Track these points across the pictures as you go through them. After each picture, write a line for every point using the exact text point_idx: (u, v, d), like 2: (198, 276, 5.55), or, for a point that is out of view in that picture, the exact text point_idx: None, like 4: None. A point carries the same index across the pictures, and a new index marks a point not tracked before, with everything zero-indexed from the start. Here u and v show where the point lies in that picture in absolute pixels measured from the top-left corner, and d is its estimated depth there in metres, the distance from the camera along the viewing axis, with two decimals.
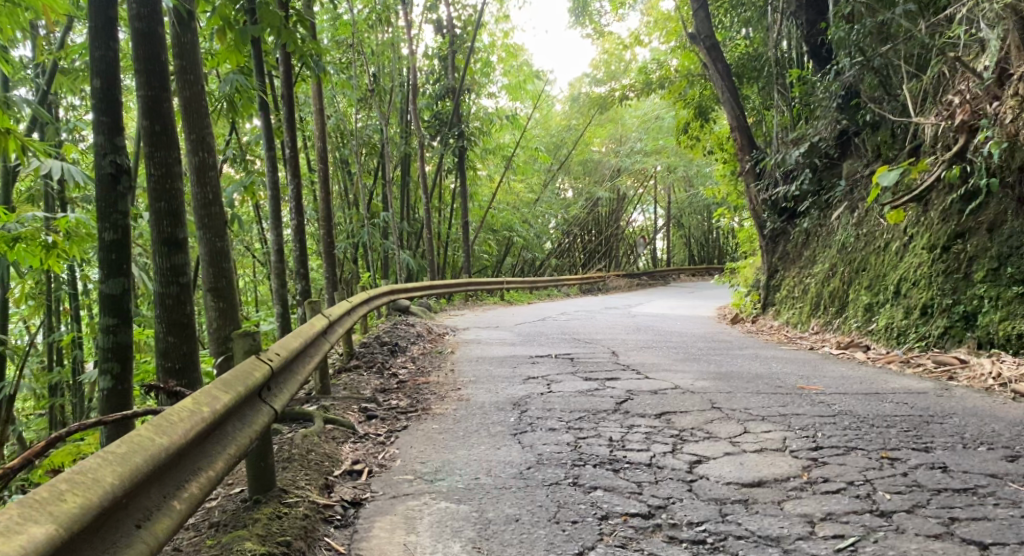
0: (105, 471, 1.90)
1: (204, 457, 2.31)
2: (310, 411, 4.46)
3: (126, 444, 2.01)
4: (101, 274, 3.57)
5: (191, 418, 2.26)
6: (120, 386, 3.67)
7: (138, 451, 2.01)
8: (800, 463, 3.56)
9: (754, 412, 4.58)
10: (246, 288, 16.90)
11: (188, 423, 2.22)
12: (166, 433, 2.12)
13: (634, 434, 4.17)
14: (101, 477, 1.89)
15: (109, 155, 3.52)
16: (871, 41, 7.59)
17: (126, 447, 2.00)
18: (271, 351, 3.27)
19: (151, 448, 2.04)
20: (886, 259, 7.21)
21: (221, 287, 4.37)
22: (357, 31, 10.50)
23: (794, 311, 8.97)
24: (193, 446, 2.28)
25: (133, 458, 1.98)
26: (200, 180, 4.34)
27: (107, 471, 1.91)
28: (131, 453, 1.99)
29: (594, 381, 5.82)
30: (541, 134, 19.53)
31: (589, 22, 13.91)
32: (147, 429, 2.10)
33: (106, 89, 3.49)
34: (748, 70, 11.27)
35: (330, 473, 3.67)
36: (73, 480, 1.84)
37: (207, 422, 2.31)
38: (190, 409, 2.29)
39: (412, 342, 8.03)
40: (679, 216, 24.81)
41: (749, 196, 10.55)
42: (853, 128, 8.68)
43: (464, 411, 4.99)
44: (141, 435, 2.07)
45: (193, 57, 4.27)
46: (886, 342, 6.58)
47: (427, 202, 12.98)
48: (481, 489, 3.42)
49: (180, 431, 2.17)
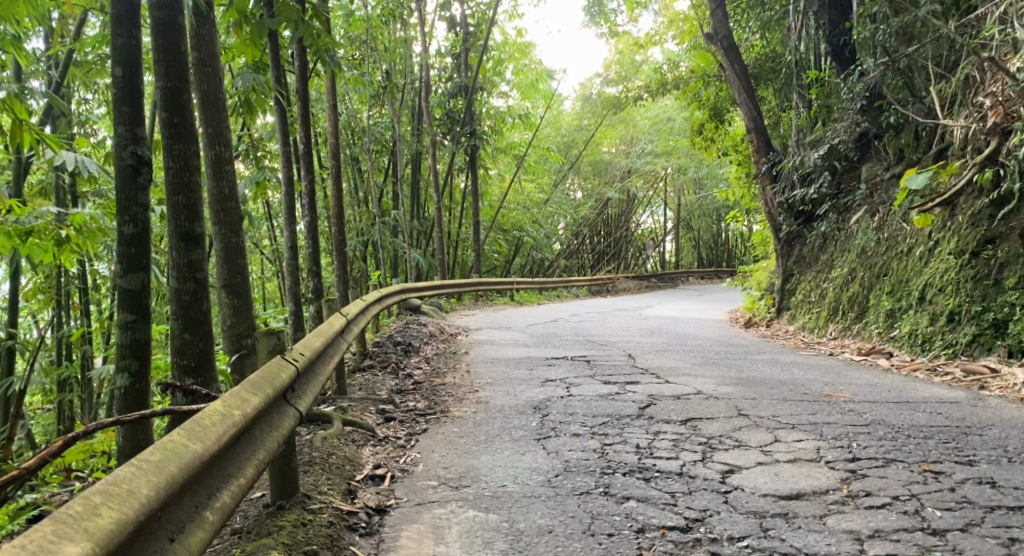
0: (140, 481, 1.80)
1: (233, 463, 2.21)
2: (329, 412, 4.34)
3: (159, 451, 1.91)
4: (120, 269, 3.47)
5: (223, 422, 2.16)
6: (137, 384, 3.58)
7: (171, 458, 1.91)
8: (839, 475, 3.45)
9: (782, 420, 4.46)
10: (256, 285, 16.85)
11: (220, 428, 2.11)
12: (199, 438, 2.02)
13: (660, 441, 4.06)
14: (136, 488, 1.79)
15: (130, 146, 3.42)
16: (895, 41, 7.48)
17: (160, 454, 1.90)
18: (295, 351, 3.18)
19: (185, 455, 1.94)
20: (909, 264, 7.08)
21: (237, 283, 4.26)
22: (372, 27, 10.41)
23: (810, 316, 8.84)
24: (224, 452, 2.17)
25: (167, 466, 1.88)
26: (216, 174, 4.23)
27: (141, 481, 1.81)
28: (165, 462, 1.89)
29: (614, 385, 5.70)
30: (552, 133, 19.44)
31: (604, 21, 13.76)
32: (179, 435, 1.99)
33: (127, 78, 3.39)
34: (765, 71, 11.16)
35: (352, 478, 3.56)
36: (107, 492, 1.74)
37: (239, 426, 2.21)
38: (221, 413, 2.19)
39: (425, 342, 7.93)
40: (689, 219, 24.66)
41: (765, 198, 10.41)
42: (874, 130, 8.55)
43: (483, 414, 4.87)
44: (174, 440, 1.96)
45: (211, 50, 4.18)
46: (910, 348, 6.46)
47: (438, 201, 12.87)
48: (510, 497, 3.31)
49: (213, 436, 2.06)
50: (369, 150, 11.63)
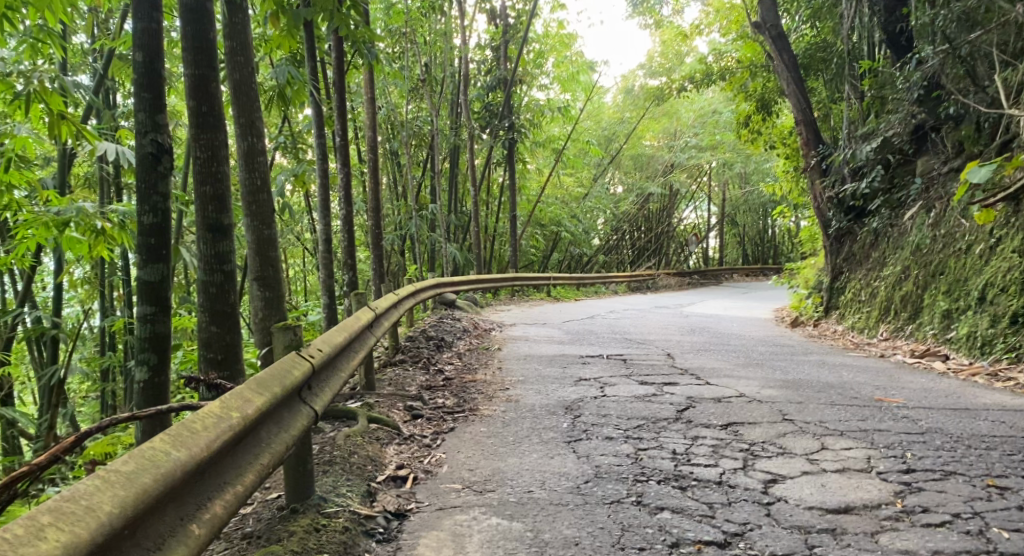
0: (103, 498, 1.77)
1: (232, 468, 2.17)
2: (354, 409, 4.20)
3: (134, 461, 1.88)
4: (139, 259, 3.35)
5: (216, 426, 2.12)
6: (157, 379, 3.44)
7: (147, 469, 1.88)
8: (892, 488, 3.20)
9: (831, 426, 4.19)
10: (297, 277, 16.92)
11: (211, 432, 2.08)
12: (184, 446, 1.99)
13: (699, 447, 3.83)
14: (98, 505, 1.76)
15: (150, 133, 3.29)
16: (957, 28, 7.21)
17: (134, 465, 1.88)
18: (315, 346, 3.02)
19: (163, 465, 1.91)
20: (967, 262, 6.74)
21: (269, 276, 4.13)
22: (412, 19, 10.27)
23: (860, 315, 8.47)
24: (221, 458, 2.14)
25: (139, 478, 1.85)
26: (249, 165, 4.10)
27: (104, 497, 1.78)
28: (138, 473, 1.86)
29: (651, 385, 5.47)
30: (593, 126, 19.17)
31: (647, 11, 13.45)
32: (162, 442, 1.96)
33: (148, 63, 3.27)
34: (816, 61, 10.70)
35: (372, 479, 3.41)
36: (59, 511, 1.72)
37: (237, 429, 2.16)
38: (218, 415, 2.15)
39: (459, 337, 7.79)
40: (734, 214, 24.13)
41: (814, 193, 10.06)
42: (931, 122, 8.17)
43: (514, 413, 4.69)
44: (154, 448, 1.94)
45: (244, 38, 4.05)
46: (968, 352, 6.13)
47: (476, 194, 12.71)
48: (536, 504, 3.13)
49: (201, 443, 2.03)
50: (407, 143, 11.53)
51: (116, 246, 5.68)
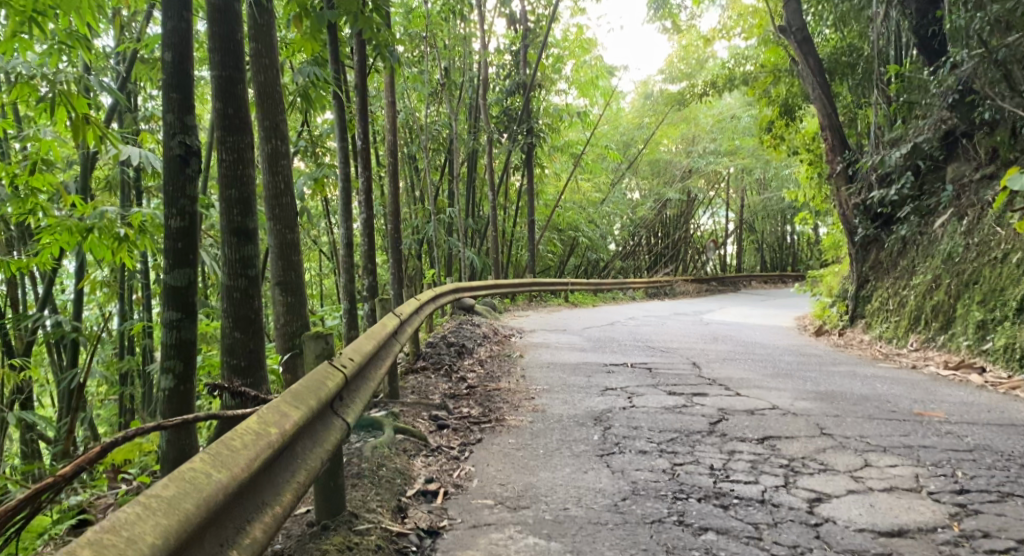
0: (144, 527, 1.68)
1: (269, 487, 2.07)
2: (380, 419, 4.09)
3: (174, 484, 1.79)
4: (165, 264, 3.23)
5: (255, 443, 2.02)
6: (182, 387, 3.31)
7: (187, 493, 1.79)
8: (947, 511, 3.11)
9: (872, 441, 4.05)
10: (314, 281, 16.86)
11: (251, 450, 1.98)
12: (224, 466, 1.90)
13: (737, 462, 3.69)
14: (139, 535, 1.67)
15: (178, 134, 3.18)
16: (993, 32, 7.09)
17: (174, 488, 1.78)
18: (344, 355, 2.90)
19: (205, 488, 1.82)
20: (1004, 272, 6.60)
21: (292, 281, 4.03)
22: (433, 24, 10.19)
23: (887, 325, 8.29)
24: (259, 477, 2.04)
25: (181, 503, 1.76)
26: (272, 168, 4.02)
27: (146, 526, 1.69)
28: (180, 498, 1.77)
29: (680, 396, 5.34)
30: (611, 132, 19.10)
31: (668, 15, 13.28)
32: (202, 462, 1.87)
33: (178, 63, 3.16)
34: (841, 66, 10.52)
35: (402, 493, 3.30)
36: (102, 542, 1.63)
37: (275, 446, 2.07)
38: (256, 430, 2.06)
39: (480, 344, 7.68)
40: (752, 221, 23.92)
41: (839, 200, 9.85)
42: (962, 127, 8.04)
43: (541, 424, 4.56)
44: (194, 469, 1.85)
45: (269, 40, 3.96)
46: (1006, 364, 6.00)
47: (494, 199, 12.60)
48: (574, 523, 3.02)
49: (241, 462, 1.94)
50: (426, 148, 11.42)
51: (141, 251, 5.65)
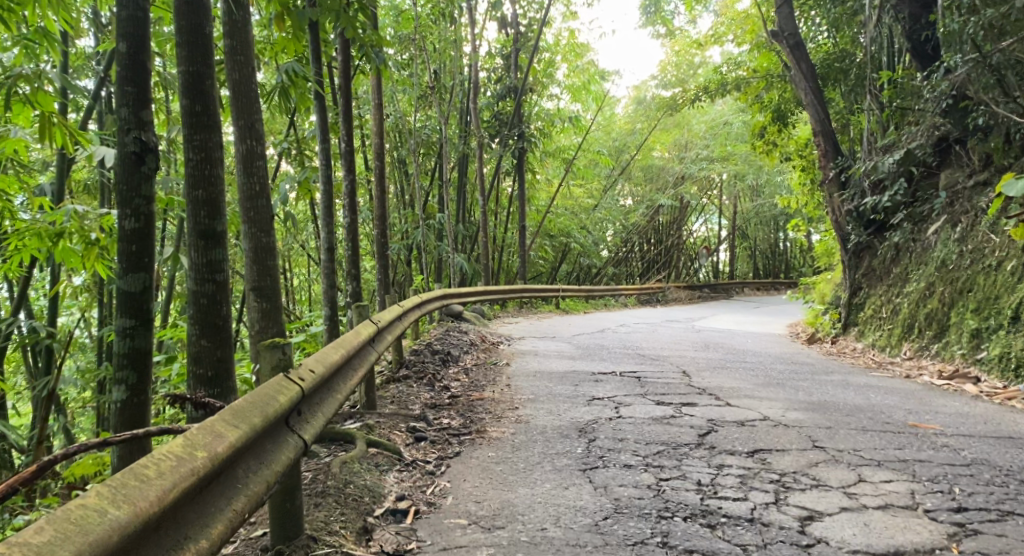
0: None
1: (193, 519, 1.93)
2: (352, 431, 3.90)
3: (56, 527, 1.65)
4: (119, 268, 3.04)
5: (175, 470, 1.89)
6: (136, 399, 3.12)
7: (70, 538, 1.64)
8: (945, 530, 2.95)
9: (867, 454, 3.89)
10: (303, 287, 16.64)
11: (163, 480, 1.85)
12: (124, 502, 1.76)
13: (725, 477, 3.52)
14: None
15: (132, 130, 3.01)
16: (987, 35, 6.96)
17: (51, 533, 1.64)
18: (307, 364, 2.74)
19: (93, 530, 1.68)
20: (998, 280, 6.47)
21: (267, 287, 3.83)
22: (421, 27, 9.99)
23: (880, 333, 8.12)
24: (179, 508, 1.90)
25: (54, 551, 1.61)
26: (247, 170, 3.81)
27: None
28: (56, 544, 1.62)
29: (668, 406, 5.17)
30: (603, 138, 18.96)
31: (659, 20, 13.16)
32: (97, 498, 1.74)
33: (132, 54, 2.98)
34: (833, 72, 10.39)
35: (369, 512, 3.12)
36: None
37: (199, 473, 1.93)
38: (177, 457, 1.93)
39: (465, 351, 7.49)
40: (744, 227, 23.81)
41: (832, 206, 9.69)
42: (956, 133, 8.00)
43: (523, 436, 4.38)
44: (85, 507, 1.71)
45: (246, 36, 3.75)
46: (1001, 375, 5.85)
47: (484, 204, 12.40)
48: (551, 545, 2.86)
49: (150, 496, 1.80)
50: (415, 152, 11.24)
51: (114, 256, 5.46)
